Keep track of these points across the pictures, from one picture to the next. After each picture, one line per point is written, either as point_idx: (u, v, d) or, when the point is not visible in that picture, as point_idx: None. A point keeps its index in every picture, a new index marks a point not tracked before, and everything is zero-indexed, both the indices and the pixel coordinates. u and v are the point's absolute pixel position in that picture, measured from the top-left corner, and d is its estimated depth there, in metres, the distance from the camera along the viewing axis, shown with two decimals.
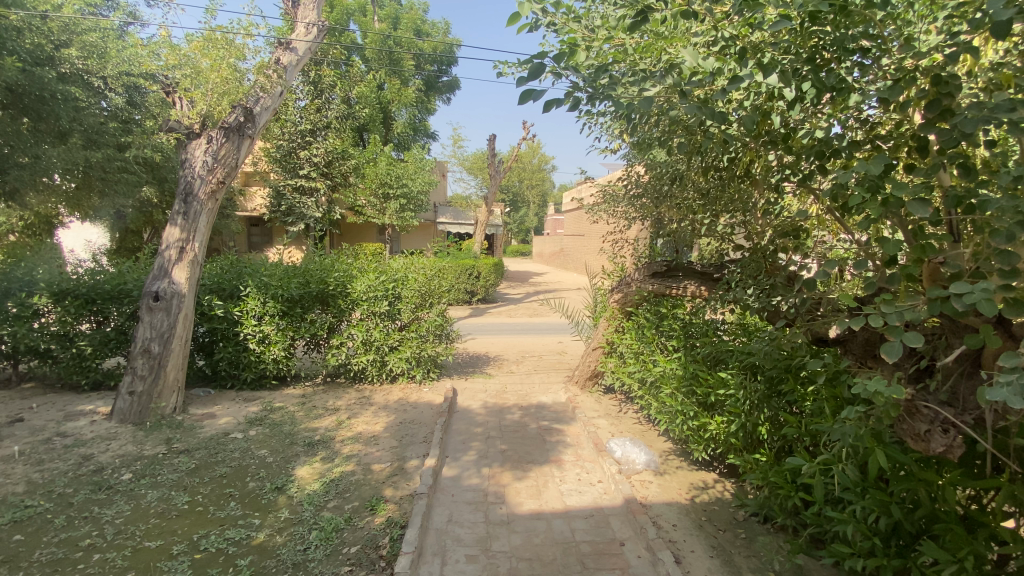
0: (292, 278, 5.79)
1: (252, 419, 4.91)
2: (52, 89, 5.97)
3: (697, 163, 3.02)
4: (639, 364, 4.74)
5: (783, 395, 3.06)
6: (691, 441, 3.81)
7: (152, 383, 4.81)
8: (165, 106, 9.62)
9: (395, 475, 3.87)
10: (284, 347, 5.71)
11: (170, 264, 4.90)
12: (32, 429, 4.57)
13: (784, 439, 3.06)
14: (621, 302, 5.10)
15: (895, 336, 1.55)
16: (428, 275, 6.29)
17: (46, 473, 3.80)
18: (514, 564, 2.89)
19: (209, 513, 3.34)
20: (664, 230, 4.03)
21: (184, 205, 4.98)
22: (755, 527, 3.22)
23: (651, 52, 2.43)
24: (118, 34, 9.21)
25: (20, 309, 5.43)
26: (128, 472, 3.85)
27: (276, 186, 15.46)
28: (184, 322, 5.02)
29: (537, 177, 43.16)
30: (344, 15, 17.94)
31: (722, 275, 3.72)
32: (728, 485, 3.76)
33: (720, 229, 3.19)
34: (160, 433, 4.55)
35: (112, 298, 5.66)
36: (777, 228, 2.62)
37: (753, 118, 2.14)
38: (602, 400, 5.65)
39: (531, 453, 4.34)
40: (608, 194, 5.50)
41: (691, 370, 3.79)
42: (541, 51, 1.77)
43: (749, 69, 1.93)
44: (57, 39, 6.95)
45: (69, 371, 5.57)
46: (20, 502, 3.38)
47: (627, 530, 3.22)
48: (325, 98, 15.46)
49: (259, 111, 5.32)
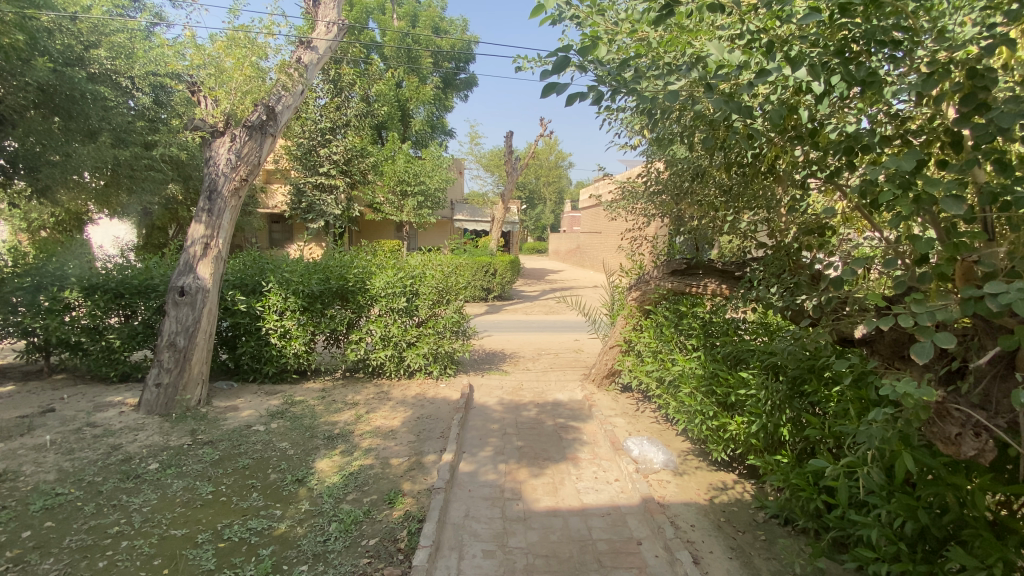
0: (313, 274, 5.87)
1: (273, 412, 5.01)
2: (82, 89, 6.17)
3: (720, 160, 2.99)
4: (658, 362, 4.70)
5: (807, 395, 3.01)
6: (710, 441, 3.78)
7: (178, 375, 4.94)
8: (190, 105, 9.82)
9: (413, 469, 3.91)
10: (305, 341, 5.80)
11: (195, 259, 5.01)
12: (63, 419, 4.74)
13: (806, 440, 3.01)
14: (640, 301, 5.08)
15: (926, 336, 1.52)
16: (445, 272, 6.32)
17: (76, 462, 3.94)
18: (531, 561, 2.89)
19: (233, 503, 3.42)
20: (684, 227, 3.98)
21: (209, 202, 5.08)
22: (775, 529, 3.17)
23: (676, 46, 2.36)
24: (145, 35, 9.43)
25: (52, 303, 5.63)
26: (155, 461, 3.96)
27: (297, 184, 15.66)
28: (209, 316, 5.13)
29: (553, 174, 43.09)
30: (363, 14, 18.08)
31: (744, 273, 3.67)
32: (748, 486, 3.71)
33: (743, 227, 3.15)
34: (186, 424, 4.67)
35: (140, 292, 5.83)
36: (801, 226, 2.58)
37: (781, 112, 2.09)
38: (619, 399, 5.61)
39: (548, 450, 4.34)
40: (627, 191, 5.45)
41: (711, 369, 3.75)
42: (565, 46, 1.78)
43: (776, 62, 1.88)
44: (87, 40, 7.13)
45: (98, 363, 5.76)
46: (52, 490, 3.51)
47: (644, 529, 3.21)
48: (345, 96, 15.62)
49: (281, 109, 5.40)
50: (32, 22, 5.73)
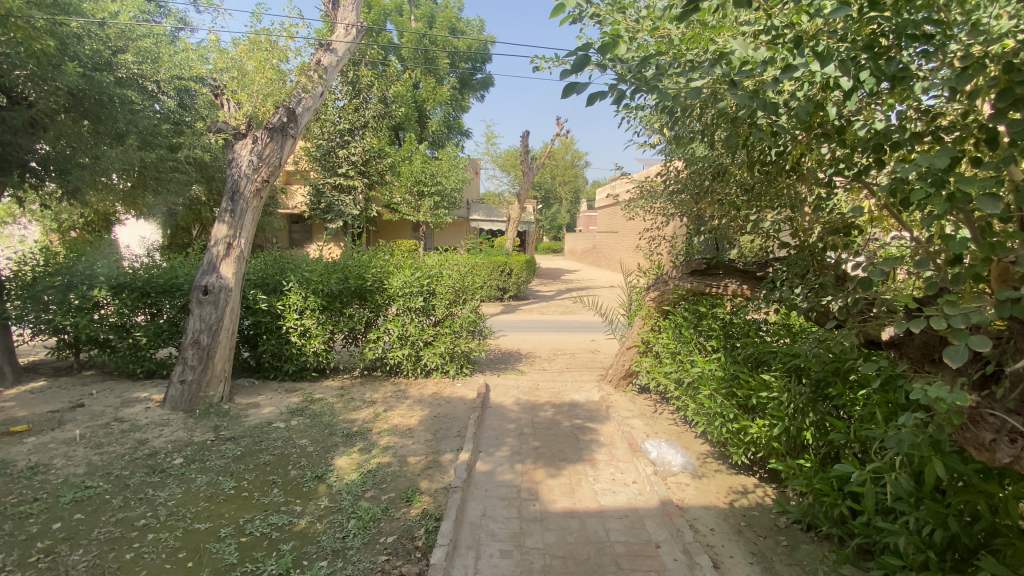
0: (332, 274, 5.95)
1: (293, 409, 5.09)
2: (110, 92, 6.26)
3: (742, 158, 2.94)
4: (677, 364, 4.64)
5: (831, 399, 2.95)
6: (730, 444, 3.72)
7: (202, 372, 5.04)
8: (213, 108, 10.03)
9: (430, 468, 3.93)
10: (324, 340, 5.88)
11: (219, 259, 5.11)
12: (92, 414, 4.88)
13: (831, 444, 2.95)
14: (658, 301, 5.03)
15: (960, 339, 1.47)
16: (461, 272, 6.33)
17: (105, 456, 4.05)
18: (548, 562, 2.88)
19: (254, 498, 3.48)
20: (704, 227, 3.91)
21: (232, 203, 5.18)
22: (798, 535, 3.11)
23: (698, 43, 2.32)
24: (170, 40, 9.68)
25: (82, 301, 5.81)
26: (180, 456, 4.05)
27: (316, 185, 15.87)
28: (231, 315, 5.23)
29: (569, 173, 42.99)
30: (381, 15, 18.27)
31: (766, 273, 3.60)
32: (769, 490, 3.65)
33: (766, 226, 3.09)
34: (209, 420, 4.77)
35: (165, 291, 5.97)
36: (825, 225, 2.52)
37: (807, 109, 2.04)
38: (636, 400, 5.57)
39: (564, 451, 4.32)
40: (645, 190, 5.39)
41: (732, 371, 3.70)
42: (586, 44, 1.76)
43: (803, 58, 1.84)
44: (116, 45, 7.31)
45: (125, 360, 5.91)
46: (82, 483, 3.61)
47: (663, 532, 3.17)
48: (363, 98, 15.80)
49: (301, 112, 5.48)
50: (62, 28, 5.87)
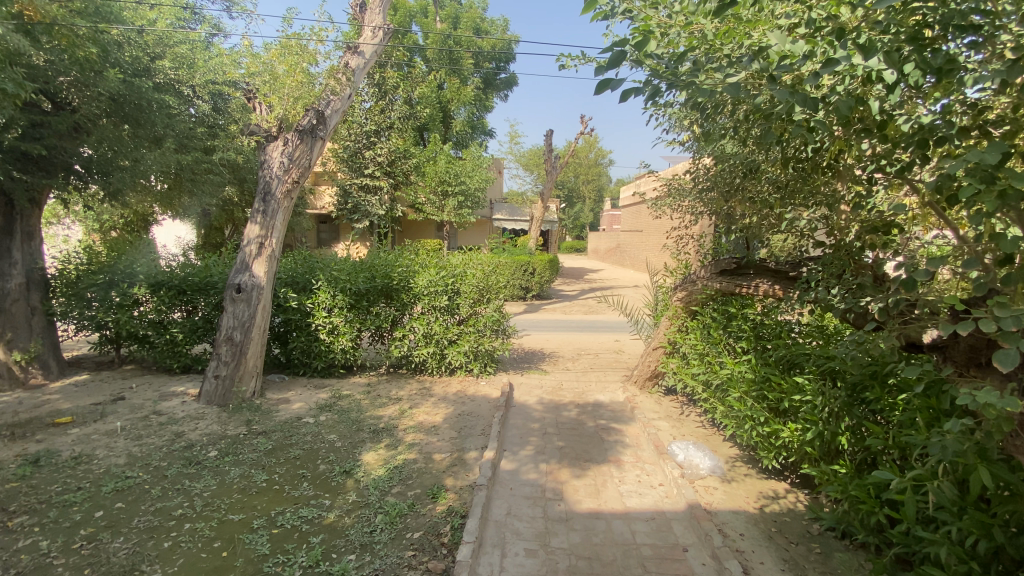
0: (359, 273, 6.05)
1: (322, 405, 5.20)
2: (148, 97, 6.47)
3: (775, 155, 2.87)
4: (705, 365, 4.56)
5: (868, 403, 2.86)
6: (761, 448, 3.63)
7: (234, 368, 5.20)
8: (245, 111, 10.30)
9: (455, 465, 3.97)
10: (351, 338, 6.00)
11: (251, 258, 5.25)
12: (133, 407, 5.09)
13: (867, 450, 2.85)
14: (685, 301, 4.95)
15: (1012, 343, 1.41)
16: (485, 271, 6.35)
17: (144, 447, 4.21)
18: (573, 562, 2.87)
19: (285, 491, 3.57)
20: (735, 225, 3.82)
21: (263, 204, 5.32)
22: (831, 542, 3.02)
23: (733, 38, 2.28)
24: (205, 46, 10.00)
25: (123, 299, 6.07)
26: (214, 449, 4.19)
27: (343, 185, 16.16)
28: (263, 312, 5.38)
29: (592, 172, 42.72)
30: (407, 18, 18.53)
31: (799, 273, 3.52)
32: (801, 496, 3.56)
33: (801, 225, 3.01)
34: (241, 415, 4.91)
35: (200, 289, 6.16)
36: (864, 225, 2.45)
37: (848, 104, 1.98)
38: (662, 401, 5.49)
39: (589, 451, 4.30)
40: (672, 188, 5.32)
41: (763, 373, 3.61)
42: (621, 40, 1.76)
43: (845, 50, 1.79)
44: (154, 52, 7.51)
45: (163, 355, 6.15)
46: (123, 473, 3.77)
47: (691, 536, 3.13)
48: (389, 99, 16.02)
49: (330, 113, 5.58)
50: (104, 35, 6.09)
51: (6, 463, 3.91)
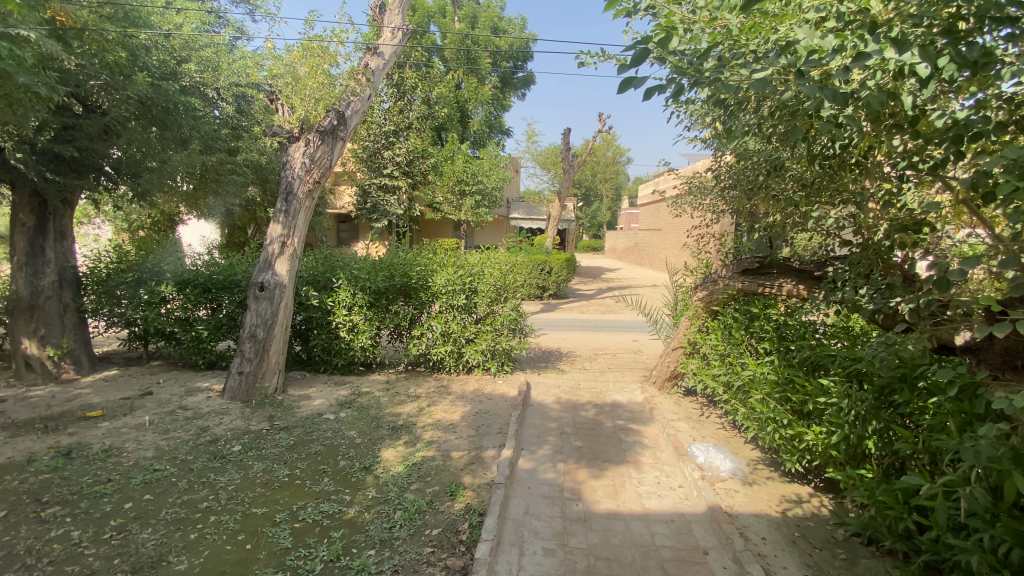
0: (379, 272, 6.13)
1: (342, 402, 5.27)
2: (175, 100, 6.53)
3: (801, 152, 2.81)
4: (726, 366, 4.49)
5: (896, 406, 2.79)
6: (783, 451, 3.57)
7: (257, 365, 5.30)
8: (268, 113, 10.47)
9: (473, 463, 3.98)
10: (370, 335, 6.07)
11: (274, 257, 5.34)
12: (160, 402, 5.23)
13: (895, 455, 2.78)
14: (706, 301, 4.89)
15: None
16: (503, 270, 6.35)
17: (171, 441, 4.33)
18: (592, 563, 2.86)
19: (307, 486, 3.63)
20: (758, 224, 3.76)
21: (286, 204, 5.41)
22: (857, 548, 2.96)
23: (759, 33, 2.24)
24: (229, 49, 10.20)
25: (151, 296, 6.25)
26: (238, 444, 4.28)
27: (362, 185, 16.35)
28: (285, 310, 5.47)
29: (610, 170, 42.40)
30: (425, 18, 18.64)
31: (825, 273, 3.46)
32: (825, 501, 3.49)
33: (827, 224, 2.95)
34: (264, 411, 5.01)
35: (224, 287, 6.30)
36: (894, 223, 2.39)
37: (880, 99, 1.93)
38: (682, 403, 5.43)
39: (607, 451, 4.27)
40: (693, 186, 5.25)
41: (787, 375, 3.55)
42: (644, 37, 1.75)
43: (877, 44, 1.75)
44: (180, 55, 7.54)
45: (189, 352, 6.31)
46: (151, 466, 3.88)
47: (711, 538, 3.09)
48: (408, 99, 16.15)
49: (350, 114, 5.64)
50: (133, 39, 6.23)
51: (40, 455, 4.05)
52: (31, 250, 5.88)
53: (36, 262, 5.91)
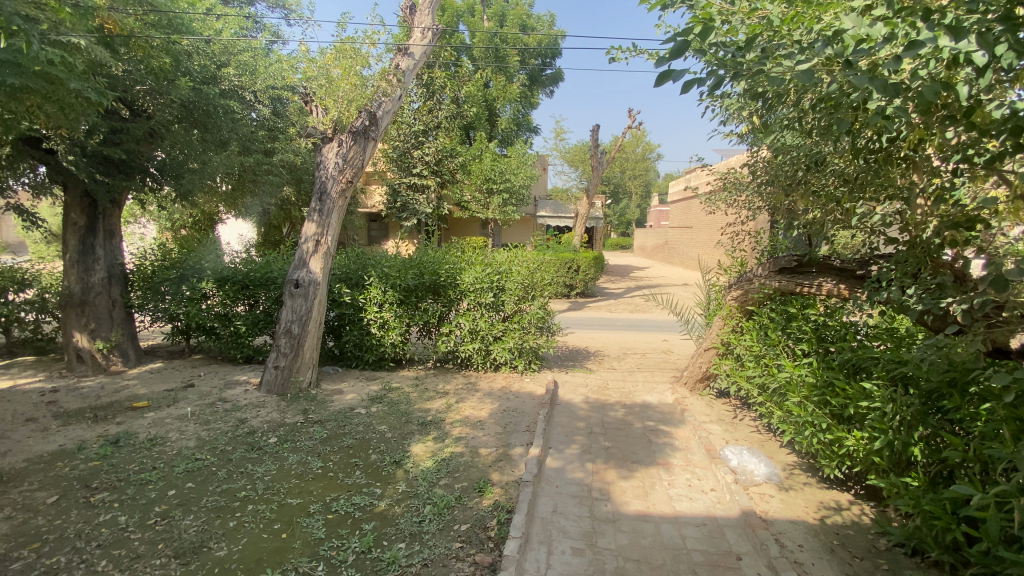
0: (408, 270, 6.22)
1: (373, 397, 5.38)
2: (215, 103, 6.75)
3: (844, 146, 2.71)
4: (762, 368, 4.36)
5: (945, 412, 2.66)
6: (822, 456, 3.45)
7: (292, 359, 5.46)
8: (302, 114, 10.75)
9: (501, 460, 4.00)
10: (401, 332, 6.18)
11: (308, 255, 5.48)
12: (201, 394, 5.45)
13: (943, 463, 2.66)
14: (741, 301, 4.79)
15: None
16: (531, 268, 6.34)
17: (211, 432, 4.50)
18: (622, 564, 2.83)
19: (339, 478, 3.72)
20: (797, 221, 3.63)
21: (320, 203, 5.54)
22: (900, 559, 2.84)
23: (802, 23, 2.17)
24: (266, 52, 10.52)
25: (192, 292, 6.51)
26: (274, 436, 4.42)
27: (393, 184, 16.62)
28: (319, 307, 5.61)
29: (639, 167, 41.79)
30: (454, 17, 18.76)
31: (868, 272, 3.33)
32: (866, 509, 3.36)
33: (872, 221, 2.83)
34: (298, 404, 5.16)
35: (261, 284, 6.50)
36: (945, 221, 2.28)
37: (935, 88, 1.83)
38: (714, 404, 5.31)
39: (636, 452, 4.23)
40: (728, 183, 5.12)
41: (826, 378, 3.43)
42: (684, 30, 1.75)
43: (930, 32, 1.66)
44: (219, 60, 7.76)
45: (228, 346, 6.54)
46: (193, 455, 4.05)
47: (745, 544, 3.02)
48: (437, 99, 16.34)
49: (381, 115, 5.74)
50: (176, 46, 6.46)
51: (91, 443, 4.27)
52: (82, 249, 6.21)
53: (87, 259, 6.24)
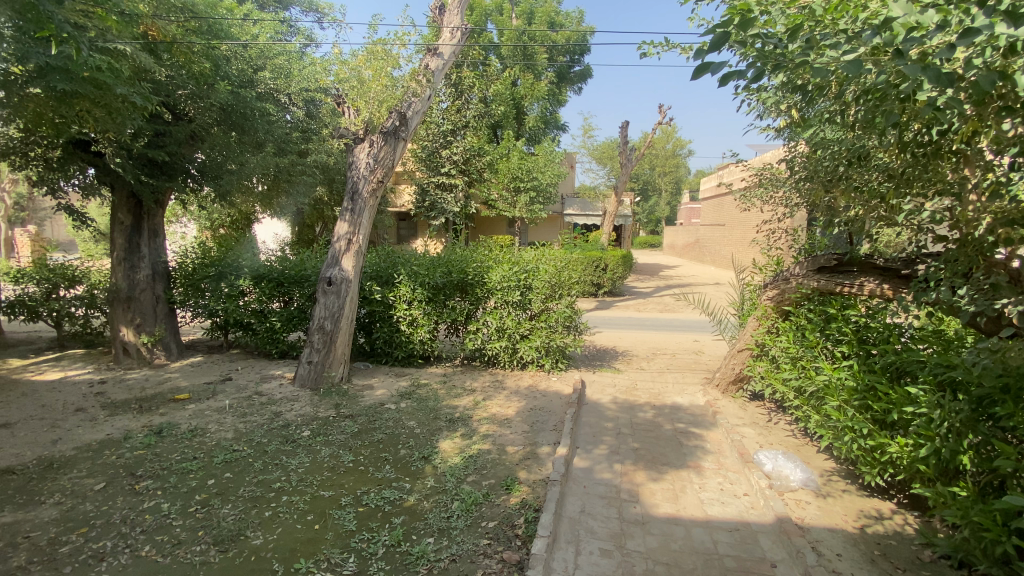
0: (437, 268, 6.29)
1: (402, 393, 5.47)
2: (252, 106, 6.98)
3: (889, 140, 2.59)
4: (798, 370, 4.23)
5: (998, 420, 2.53)
6: (862, 463, 3.32)
7: (325, 355, 5.60)
8: (334, 116, 11.00)
9: (528, 459, 4.00)
10: (429, 329, 6.26)
11: (341, 253, 5.61)
12: (238, 387, 5.65)
13: (994, 473, 2.52)
14: (777, 301, 4.66)
15: None
16: (558, 267, 6.31)
17: (248, 425, 4.66)
18: (651, 567, 2.80)
19: (370, 472, 3.80)
20: (837, 219, 3.49)
21: (352, 203, 5.65)
22: (947, 572, 2.71)
23: (848, 12, 2.10)
24: (299, 56, 10.81)
25: (231, 289, 6.76)
26: (307, 429, 4.54)
27: (421, 184, 16.82)
28: (351, 304, 5.74)
29: (670, 163, 41.03)
30: (482, 16, 18.82)
31: (913, 271, 3.19)
32: (909, 519, 3.22)
33: (919, 218, 2.70)
34: (331, 399, 5.29)
35: (295, 281, 6.68)
36: (1000, 218, 2.16)
37: (993, 78, 1.74)
38: (747, 407, 5.18)
39: (666, 455, 4.16)
40: (764, 179, 4.97)
41: (867, 382, 3.30)
42: (722, 22, 1.74)
43: (989, 19, 1.58)
44: (256, 64, 8.01)
45: (264, 342, 6.76)
46: (231, 447, 4.20)
47: (780, 551, 2.93)
48: (465, 98, 16.47)
49: (411, 115, 5.81)
50: (216, 51, 6.69)
51: (136, 433, 4.49)
52: (128, 247, 6.51)
53: (132, 257, 6.53)
